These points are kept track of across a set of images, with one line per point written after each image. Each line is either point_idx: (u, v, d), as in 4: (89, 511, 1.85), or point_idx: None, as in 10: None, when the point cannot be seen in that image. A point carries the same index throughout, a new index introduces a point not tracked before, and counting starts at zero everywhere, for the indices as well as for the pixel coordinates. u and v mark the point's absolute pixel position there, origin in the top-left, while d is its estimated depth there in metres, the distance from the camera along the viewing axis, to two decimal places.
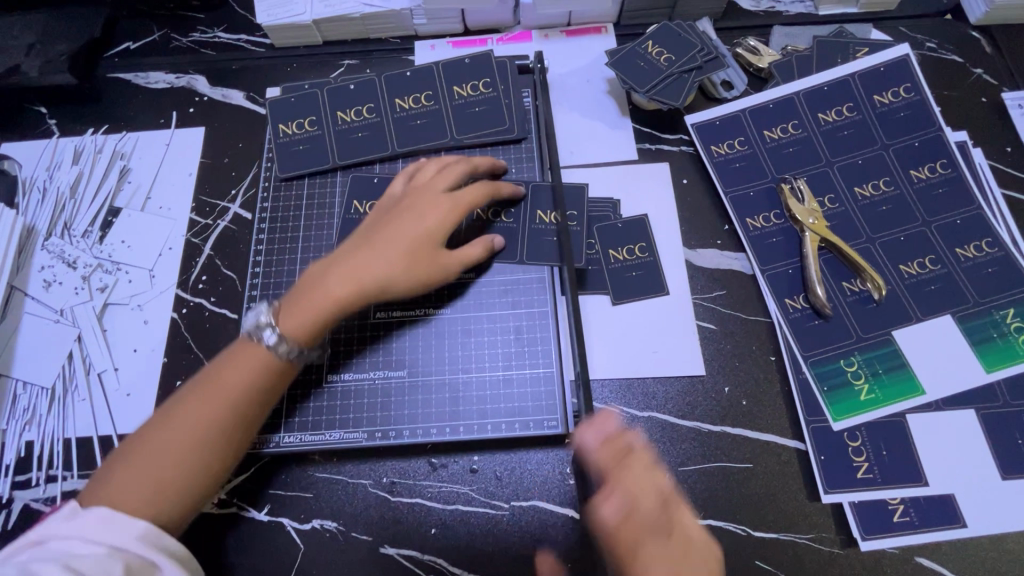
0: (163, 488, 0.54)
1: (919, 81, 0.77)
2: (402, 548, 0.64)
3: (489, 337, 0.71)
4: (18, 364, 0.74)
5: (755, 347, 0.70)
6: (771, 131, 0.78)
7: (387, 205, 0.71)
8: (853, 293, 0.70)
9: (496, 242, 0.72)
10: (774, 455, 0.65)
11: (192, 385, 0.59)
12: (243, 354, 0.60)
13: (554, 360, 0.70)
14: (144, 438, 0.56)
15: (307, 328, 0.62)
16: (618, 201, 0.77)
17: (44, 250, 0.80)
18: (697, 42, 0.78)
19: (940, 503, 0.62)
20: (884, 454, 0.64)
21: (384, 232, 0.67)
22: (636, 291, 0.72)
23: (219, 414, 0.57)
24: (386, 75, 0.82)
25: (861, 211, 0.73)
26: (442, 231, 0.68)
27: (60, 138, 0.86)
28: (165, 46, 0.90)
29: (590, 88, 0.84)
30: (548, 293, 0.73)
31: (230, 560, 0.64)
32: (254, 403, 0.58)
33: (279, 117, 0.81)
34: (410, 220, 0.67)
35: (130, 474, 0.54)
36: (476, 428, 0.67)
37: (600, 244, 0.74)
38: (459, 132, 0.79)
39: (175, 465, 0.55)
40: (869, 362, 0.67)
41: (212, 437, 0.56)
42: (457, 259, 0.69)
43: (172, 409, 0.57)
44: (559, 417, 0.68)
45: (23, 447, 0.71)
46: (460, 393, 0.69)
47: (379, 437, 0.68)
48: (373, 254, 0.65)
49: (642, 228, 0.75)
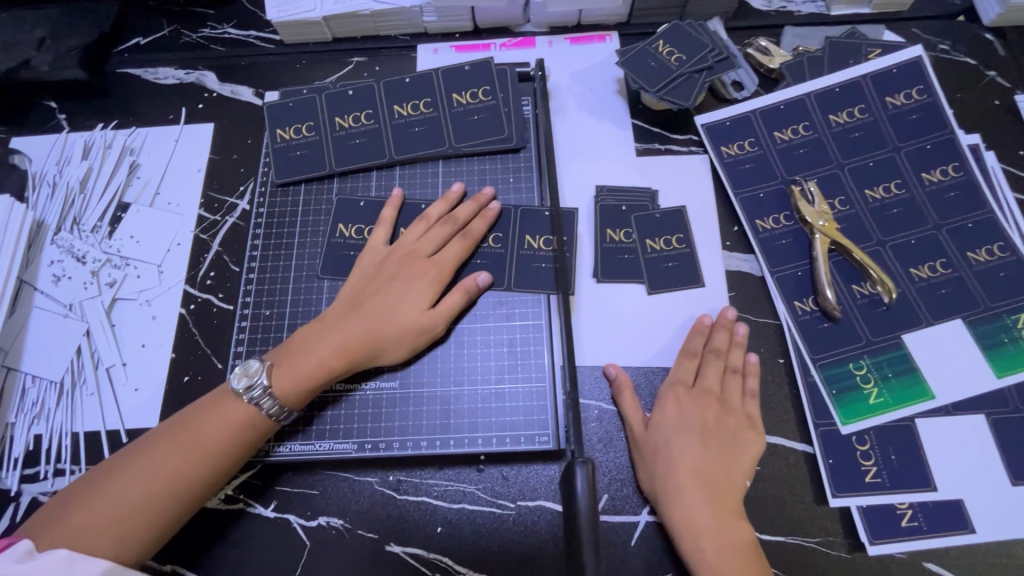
0: (126, 526, 0.56)
1: (931, 83, 0.77)
2: (408, 547, 0.64)
3: (481, 350, 0.70)
4: (27, 358, 0.75)
5: (763, 349, 0.70)
6: (781, 133, 0.77)
7: (373, 264, 0.72)
8: (863, 296, 0.70)
9: (480, 280, 0.70)
10: (782, 458, 0.65)
11: (165, 430, 0.61)
12: (221, 402, 0.63)
13: (547, 374, 0.69)
14: (110, 477, 0.58)
15: (294, 388, 0.64)
16: (657, 190, 0.77)
17: (54, 245, 0.80)
18: (708, 43, 0.78)
19: (948, 508, 0.62)
20: (893, 458, 0.64)
21: (374, 295, 0.69)
22: (664, 277, 0.73)
23: (191, 461, 0.59)
24: (384, 80, 0.82)
25: (872, 213, 0.72)
26: (431, 296, 0.69)
27: (69, 133, 0.86)
28: (175, 41, 0.90)
29: (599, 87, 0.84)
30: (543, 307, 0.72)
31: (236, 556, 0.65)
32: (230, 451, 0.61)
33: (276, 122, 0.81)
34: (398, 287, 0.69)
35: (94, 510, 0.55)
36: (467, 441, 0.67)
37: (637, 233, 0.75)
38: (456, 141, 0.78)
39: (148, 503, 0.57)
40: (878, 366, 0.67)
41: (175, 475, 0.58)
42: (444, 315, 0.68)
43: (150, 445, 0.60)
44: (550, 433, 0.67)
45: (32, 441, 0.71)
46: (451, 407, 0.68)
47: (369, 449, 0.67)
48: (363, 320, 0.67)
49: (680, 219, 0.75)
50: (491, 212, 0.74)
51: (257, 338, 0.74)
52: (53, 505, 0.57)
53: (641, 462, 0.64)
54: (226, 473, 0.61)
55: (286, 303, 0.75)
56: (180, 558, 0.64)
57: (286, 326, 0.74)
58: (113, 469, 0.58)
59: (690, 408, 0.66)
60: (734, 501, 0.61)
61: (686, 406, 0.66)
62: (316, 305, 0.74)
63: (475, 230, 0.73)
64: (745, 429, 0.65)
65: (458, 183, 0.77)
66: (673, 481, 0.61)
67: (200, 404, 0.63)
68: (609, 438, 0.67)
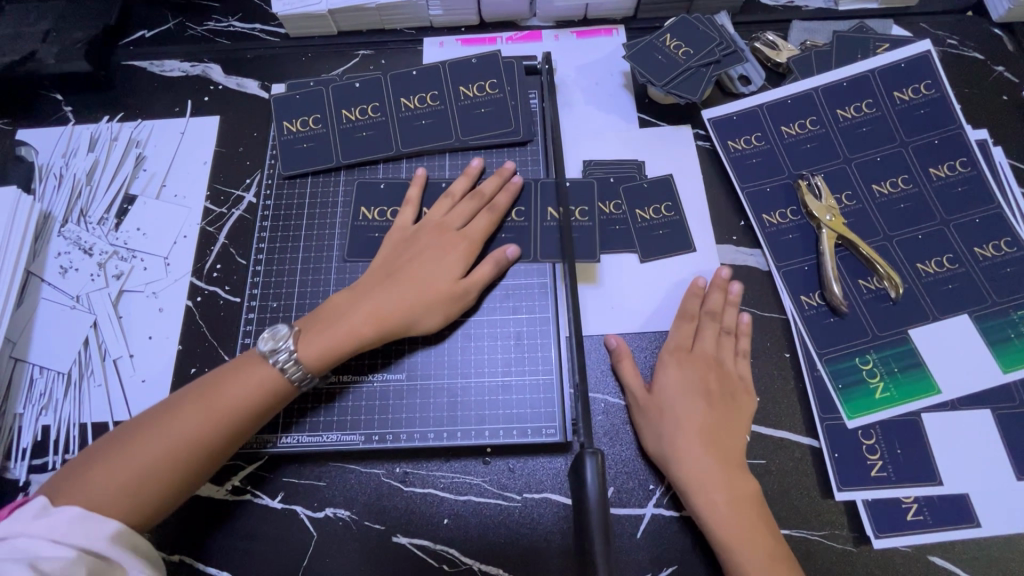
0: (144, 489, 0.55)
1: (940, 78, 0.77)
2: (415, 538, 0.64)
3: (488, 343, 0.70)
4: (35, 349, 0.75)
5: (769, 343, 0.70)
6: (788, 127, 0.77)
7: (402, 237, 0.72)
8: (870, 291, 0.70)
9: (509, 253, 0.71)
10: (788, 452, 0.65)
11: (183, 393, 0.60)
12: (246, 367, 0.62)
13: (554, 367, 0.69)
14: (128, 440, 0.57)
15: (324, 356, 0.64)
16: (643, 161, 0.78)
17: (61, 237, 0.80)
18: (716, 36, 0.78)
19: (954, 502, 0.62)
20: (899, 452, 0.64)
21: (405, 266, 0.69)
22: (662, 249, 0.74)
23: (210, 424, 0.59)
24: (391, 73, 0.81)
25: (879, 208, 0.72)
26: (462, 266, 0.69)
27: (75, 125, 0.86)
28: (180, 34, 0.90)
29: (606, 81, 0.84)
30: (550, 300, 0.72)
31: (244, 547, 0.65)
32: (252, 416, 0.61)
33: (283, 114, 0.81)
34: (430, 257, 0.69)
35: (112, 471, 0.55)
36: (474, 434, 0.67)
37: (626, 204, 0.76)
38: (463, 134, 0.78)
39: (166, 464, 0.56)
40: (884, 360, 0.67)
41: (196, 437, 0.58)
42: (475, 286, 0.69)
43: (172, 407, 0.59)
44: (558, 426, 0.67)
45: (40, 431, 0.72)
46: (458, 399, 0.68)
47: (376, 441, 0.67)
48: (396, 289, 0.67)
49: (667, 187, 0.76)
50: (514, 185, 0.74)
51: (264, 331, 0.73)
52: (67, 468, 0.56)
53: (647, 424, 0.65)
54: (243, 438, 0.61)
55: (293, 295, 0.75)
56: (187, 549, 0.65)
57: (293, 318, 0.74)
58: (131, 432, 0.58)
59: (690, 373, 0.66)
60: (738, 461, 0.62)
61: (686, 368, 0.66)
62: (323, 299, 0.74)
63: (499, 204, 0.73)
64: (742, 392, 0.66)
65: (476, 158, 0.77)
66: (680, 446, 0.62)
67: (220, 371, 0.63)
68: (615, 432, 0.67)
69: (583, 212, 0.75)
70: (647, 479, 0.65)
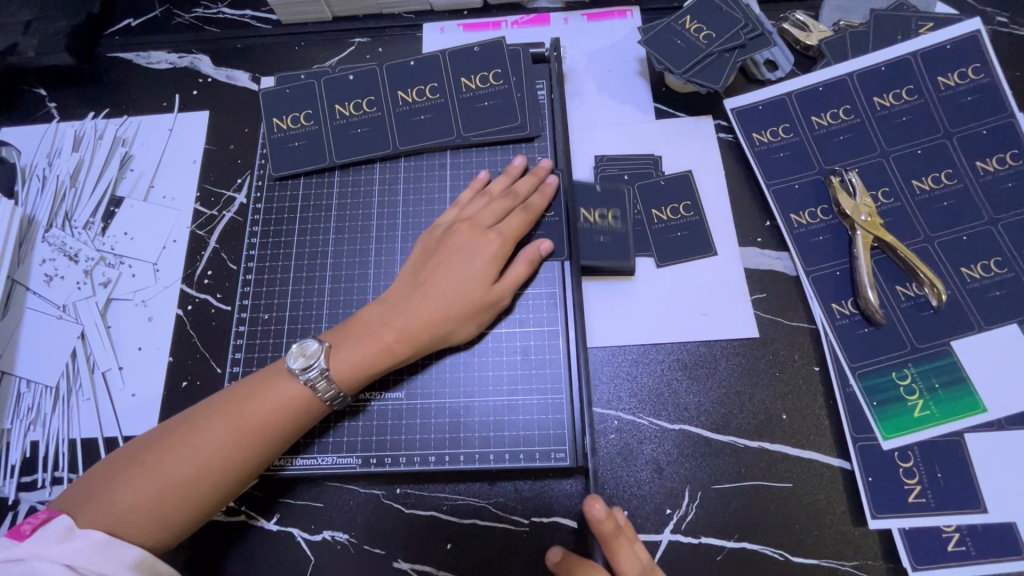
0: (166, 513, 0.53)
1: (989, 61, 0.70)
2: (417, 563, 0.61)
3: (493, 358, 0.65)
4: (21, 361, 0.72)
5: (798, 355, 0.64)
6: (819, 118, 0.71)
7: (433, 240, 0.67)
8: (908, 299, 0.64)
9: (543, 248, 0.66)
10: (816, 474, 0.60)
11: (215, 403, 0.57)
12: (277, 381, 0.58)
13: (565, 386, 0.64)
14: (154, 455, 0.54)
15: (357, 375, 0.60)
16: (659, 156, 0.72)
17: (45, 242, 0.76)
18: (740, 18, 0.71)
19: (999, 532, 0.57)
20: (939, 476, 0.59)
21: (438, 269, 0.63)
22: (681, 251, 0.68)
23: (240, 448, 0.55)
24: (387, 63, 0.76)
25: (919, 207, 0.66)
26: (495, 269, 0.64)
27: (60, 123, 0.82)
28: (167, 23, 0.85)
29: (618, 68, 0.77)
30: (559, 310, 0.66)
31: (239, 570, 0.62)
32: (282, 434, 0.57)
33: (273, 110, 0.76)
34: (459, 261, 0.63)
35: (138, 490, 0.53)
36: (477, 458, 0.62)
37: (642, 203, 0.70)
38: (465, 130, 0.73)
39: (193, 486, 0.54)
40: (924, 376, 0.62)
41: (226, 458, 0.55)
42: (509, 289, 0.64)
43: (201, 419, 0.56)
44: (567, 449, 0.62)
45: (28, 448, 0.69)
46: (461, 418, 0.64)
47: (373, 464, 0.63)
48: (427, 300, 0.62)
49: (687, 185, 0.71)
50: (550, 186, 0.68)
51: (256, 344, 0.69)
52: (96, 477, 0.55)
53: None
54: (272, 458, 0.58)
55: (286, 306, 0.71)
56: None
57: (285, 330, 0.70)
58: (161, 442, 0.55)
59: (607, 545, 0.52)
60: None
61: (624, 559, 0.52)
62: (318, 309, 0.70)
63: (535, 205, 0.67)
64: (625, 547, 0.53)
65: (520, 156, 0.71)
66: None
67: (249, 383, 0.59)
68: (629, 451, 0.62)
69: (616, 214, 0.69)
70: (664, 503, 0.60)
